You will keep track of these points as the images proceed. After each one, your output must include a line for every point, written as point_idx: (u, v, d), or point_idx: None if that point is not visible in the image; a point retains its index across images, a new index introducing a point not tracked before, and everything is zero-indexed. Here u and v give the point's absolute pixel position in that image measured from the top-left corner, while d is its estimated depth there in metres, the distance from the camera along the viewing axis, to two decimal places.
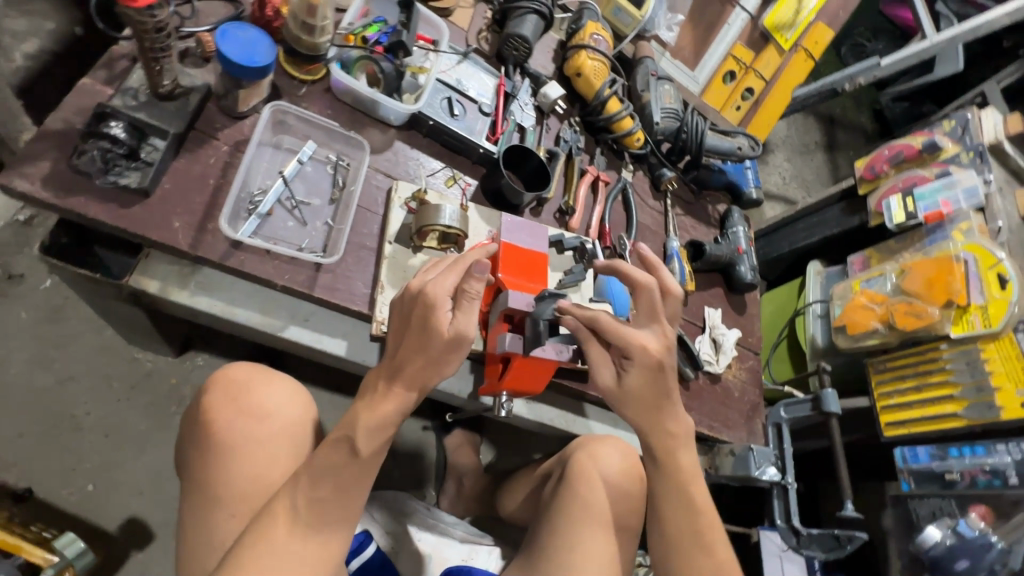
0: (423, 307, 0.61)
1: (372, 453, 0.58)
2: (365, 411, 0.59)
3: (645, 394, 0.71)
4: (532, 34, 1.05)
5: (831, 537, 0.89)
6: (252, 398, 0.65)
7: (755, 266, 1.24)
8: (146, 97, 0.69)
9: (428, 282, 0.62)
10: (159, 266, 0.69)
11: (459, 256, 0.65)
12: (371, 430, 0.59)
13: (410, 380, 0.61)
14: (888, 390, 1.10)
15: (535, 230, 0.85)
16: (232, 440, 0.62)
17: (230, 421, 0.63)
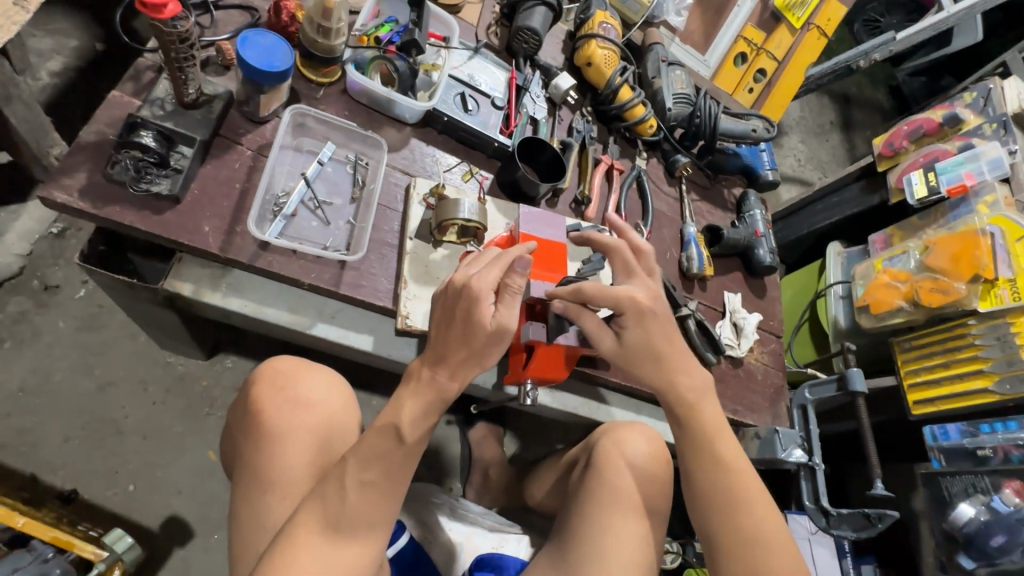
0: (467, 300, 0.62)
1: (416, 440, 0.60)
2: (411, 398, 0.61)
3: (649, 355, 0.74)
4: (541, 26, 1.06)
5: (861, 515, 0.88)
6: (299, 387, 0.67)
7: (775, 249, 1.23)
8: (172, 107, 0.71)
9: (471, 276, 0.64)
10: (192, 269, 0.71)
11: (502, 252, 0.66)
12: (417, 418, 0.60)
13: (450, 372, 0.63)
14: (915, 368, 1.10)
15: (554, 221, 0.87)
16: (282, 427, 0.64)
17: (280, 409, 0.65)
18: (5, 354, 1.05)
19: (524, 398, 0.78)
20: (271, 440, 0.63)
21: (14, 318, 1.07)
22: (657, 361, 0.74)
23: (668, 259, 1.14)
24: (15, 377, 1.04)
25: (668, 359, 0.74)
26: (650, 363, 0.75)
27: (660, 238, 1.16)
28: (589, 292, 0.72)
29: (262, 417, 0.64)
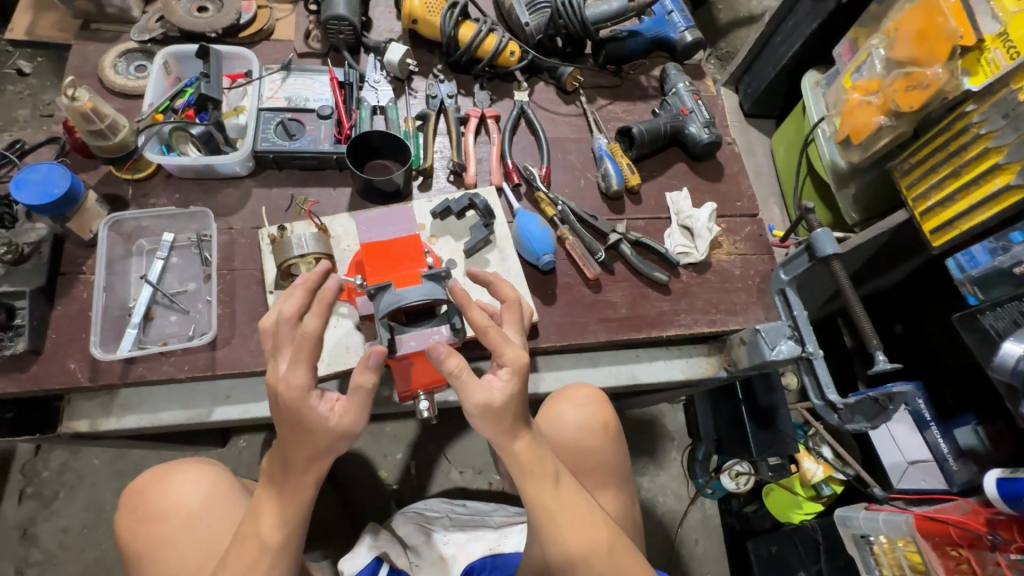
0: (290, 411, 0.55)
1: (282, 540, 0.59)
2: (269, 501, 0.59)
3: (490, 415, 0.60)
4: (350, 9, 0.96)
5: (871, 401, 0.73)
6: (152, 502, 0.69)
7: (710, 120, 1.04)
8: (4, 268, 0.74)
9: (281, 381, 0.56)
10: (83, 405, 0.75)
11: (297, 340, 0.56)
12: (271, 516, 0.59)
13: (303, 467, 0.58)
14: (922, 191, 0.87)
15: (401, 216, 0.79)
16: (152, 547, 0.67)
17: (142, 533, 0.68)
18: (64, 502, 1.20)
19: (421, 412, 0.71)
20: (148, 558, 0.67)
21: (59, 471, 1.22)
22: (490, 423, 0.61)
23: (585, 186, 1.00)
24: (77, 518, 1.19)
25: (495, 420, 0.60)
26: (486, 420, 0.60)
27: (569, 167, 1.02)
28: (489, 339, 0.61)
29: (135, 548, 0.68)
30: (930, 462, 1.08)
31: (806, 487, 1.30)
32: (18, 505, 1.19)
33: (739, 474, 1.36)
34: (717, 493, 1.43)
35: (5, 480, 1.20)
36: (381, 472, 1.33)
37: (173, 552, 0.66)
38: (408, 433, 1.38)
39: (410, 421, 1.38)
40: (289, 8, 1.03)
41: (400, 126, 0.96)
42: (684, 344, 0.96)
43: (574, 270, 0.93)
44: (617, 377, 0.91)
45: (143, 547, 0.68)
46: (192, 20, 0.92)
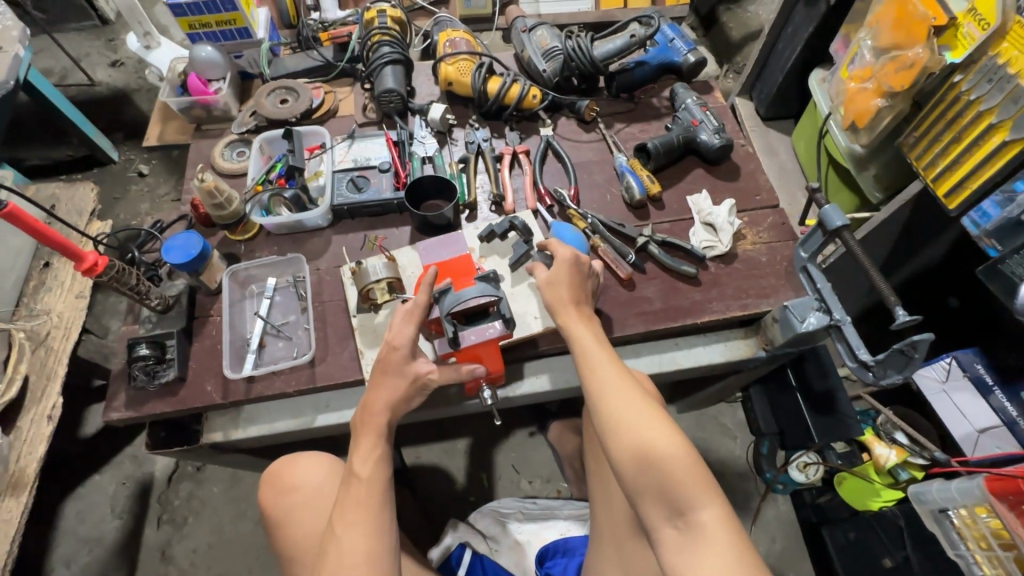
0: (397, 357, 0.77)
1: (370, 472, 0.74)
2: (359, 444, 0.76)
3: (563, 290, 0.84)
4: (397, 82, 1.17)
5: (896, 353, 0.76)
6: (286, 479, 0.85)
7: (719, 126, 1.14)
8: (156, 316, 0.95)
9: (394, 334, 0.78)
10: (217, 420, 0.93)
11: (412, 306, 0.78)
12: (361, 456, 0.75)
13: (379, 409, 0.78)
14: (930, 160, 0.92)
15: (451, 241, 1.00)
16: (285, 518, 0.82)
17: (280, 506, 0.83)
18: (192, 525, 1.39)
19: (485, 399, 0.85)
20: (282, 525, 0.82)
21: (187, 499, 1.42)
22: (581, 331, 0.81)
23: (611, 199, 1.13)
24: (203, 539, 1.38)
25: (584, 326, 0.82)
26: (577, 341, 0.80)
27: (595, 185, 1.15)
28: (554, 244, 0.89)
29: (275, 519, 0.83)
30: (1001, 428, 1.08)
31: (882, 475, 1.26)
32: (156, 529, 1.39)
33: (806, 464, 1.33)
34: (788, 487, 1.41)
35: (146, 509, 1.41)
36: (458, 485, 1.44)
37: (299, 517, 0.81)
38: (478, 447, 1.49)
39: (479, 435, 1.49)
40: (348, 90, 1.26)
41: (446, 170, 1.14)
42: (721, 330, 1.04)
43: (610, 273, 1.03)
44: (662, 366, 0.99)
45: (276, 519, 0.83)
46: (277, 110, 1.16)
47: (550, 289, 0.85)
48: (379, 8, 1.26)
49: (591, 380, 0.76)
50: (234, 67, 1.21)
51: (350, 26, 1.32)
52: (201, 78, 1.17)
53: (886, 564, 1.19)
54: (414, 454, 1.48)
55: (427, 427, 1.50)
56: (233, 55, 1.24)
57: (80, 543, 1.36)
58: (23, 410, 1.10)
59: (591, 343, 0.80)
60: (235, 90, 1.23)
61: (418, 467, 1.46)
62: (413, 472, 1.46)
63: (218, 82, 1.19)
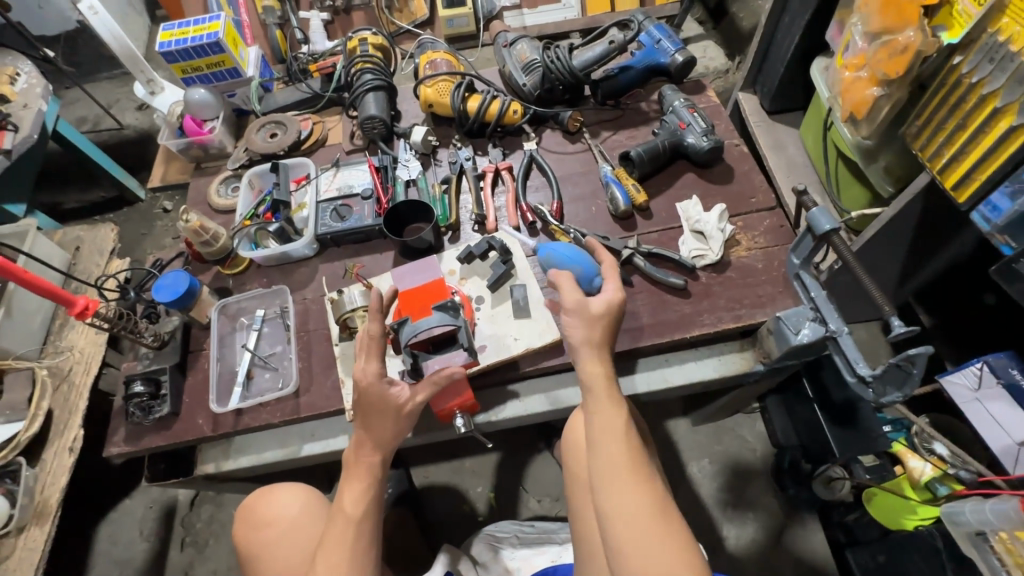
0: (370, 391, 0.76)
1: (361, 513, 0.76)
2: (350, 482, 0.77)
3: (593, 346, 0.77)
4: (378, 108, 1.18)
5: (894, 368, 0.70)
6: (263, 511, 0.92)
7: (708, 128, 1.09)
8: (152, 352, 0.98)
9: (361, 372, 0.78)
10: (210, 451, 0.96)
11: (368, 338, 0.78)
12: (352, 496, 0.76)
13: (371, 449, 0.78)
14: (935, 150, 0.84)
15: (426, 266, 1.01)
16: (264, 548, 0.90)
17: (257, 536, 0.91)
18: (213, 547, 1.44)
19: (457, 427, 0.84)
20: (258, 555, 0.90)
21: (208, 521, 1.47)
22: (605, 397, 0.73)
23: (596, 211, 1.09)
24: (223, 561, 1.42)
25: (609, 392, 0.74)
26: (598, 407, 0.73)
27: (580, 197, 1.12)
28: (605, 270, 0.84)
29: (252, 548, 0.91)
30: None
31: (919, 490, 1.17)
32: (180, 552, 1.45)
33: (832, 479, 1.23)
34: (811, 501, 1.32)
35: (170, 532, 1.47)
36: (466, 505, 1.43)
37: (274, 547, 0.89)
38: (486, 466, 1.47)
39: (486, 454, 1.48)
40: (336, 118, 1.29)
41: (429, 192, 1.14)
42: (715, 343, 0.98)
43: None
44: (651, 383, 0.95)
45: (254, 548, 0.91)
46: (266, 145, 1.19)
47: (583, 327, 0.78)
48: (362, 37, 1.28)
49: (601, 454, 0.69)
50: (228, 106, 1.26)
51: (337, 56, 1.35)
52: (196, 119, 1.22)
53: None
54: (423, 475, 1.48)
55: (434, 447, 1.50)
56: (226, 95, 1.29)
57: (112, 565, 1.44)
58: (48, 443, 1.17)
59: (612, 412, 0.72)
60: (230, 128, 1.28)
61: (427, 487, 1.46)
62: (423, 492, 1.46)
63: (212, 122, 1.24)
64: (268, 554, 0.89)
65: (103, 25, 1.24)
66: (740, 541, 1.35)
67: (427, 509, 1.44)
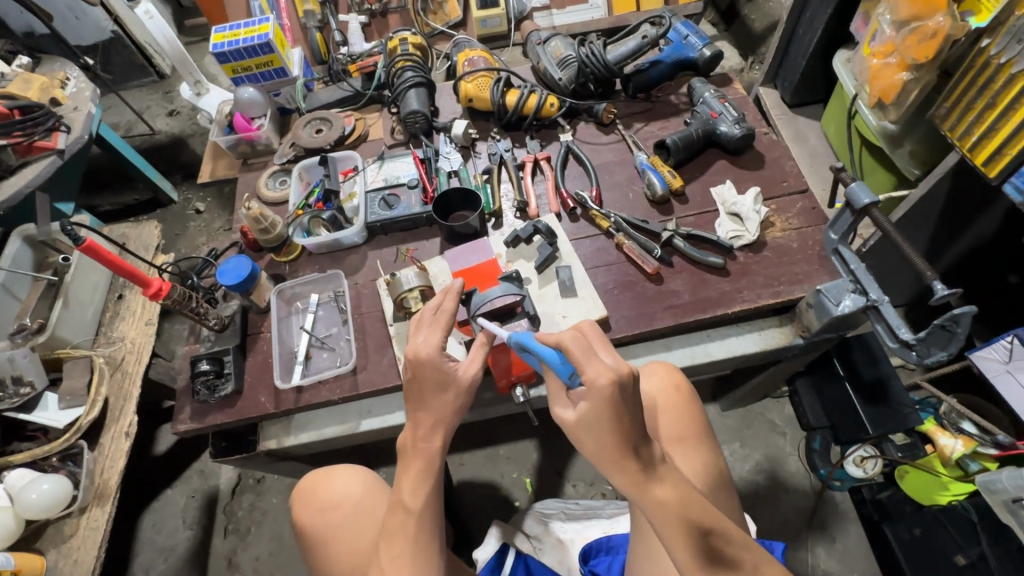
0: (432, 367, 0.74)
1: (421, 504, 0.74)
2: (406, 476, 0.76)
3: (614, 462, 0.63)
4: (420, 102, 1.23)
5: (938, 330, 0.73)
6: (322, 495, 0.90)
7: (739, 116, 1.13)
8: (215, 335, 1.03)
9: (420, 346, 0.76)
10: (272, 428, 1.00)
11: (437, 312, 0.77)
12: (413, 485, 0.75)
13: (429, 432, 0.77)
14: (964, 129, 0.89)
15: (477, 247, 1.06)
16: (323, 531, 0.87)
17: (317, 519, 0.88)
18: (255, 534, 1.47)
19: (517, 397, 0.88)
20: (316, 539, 0.88)
21: (249, 509, 1.51)
22: (659, 502, 0.63)
23: (634, 197, 1.14)
24: (266, 547, 1.46)
25: (652, 494, 0.63)
26: (657, 512, 0.63)
27: (616, 184, 1.17)
28: (574, 357, 0.64)
29: (312, 530, 0.89)
30: None
31: (950, 468, 1.20)
32: (223, 539, 1.48)
33: (864, 458, 1.25)
34: (845, 484, 1.31)
35: (213, 520, 1.50)
36: (501, 490, 1.47)
37: (334, 531, 0.87)
38: (521, 453, 1.51)
39: (520, 440, 1.52)
40: (377, 115, 1.34)
41: (471, 182, 1.19)
42: (755, 320, 1.02)
43: (636, 269, 1.04)
44: (694, 357, 0.99)
45: (312, 531, 0.89)
46: (312, 140, 1.25)
47: (583, 433, 0.65)
48: (401, 37, 1.35)
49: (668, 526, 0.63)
50: (274, 105, 1.32)
51: (376, 56, 1.41)
52: (245, 116, 1.29)
53: (960, 561, 1.11)
54: (458, 462, 1.51)
55: (469, 435, 1.54)
56: (272, 93, 1.35)
57: (157, 553, 1.47)
58: (105, 427, 1.22)
59: (663, 503, 0.63)
60: (276, 125, 1.33)
61: (463, 474, 1.50)
62: (458, 480, 1.49)
63: (260, 119, 1.30)
64: (327, 539, 0.87)
65: (156, 27, 1.32)
66: (776, 523, 1.36)
67: (464, 495, 1.47)
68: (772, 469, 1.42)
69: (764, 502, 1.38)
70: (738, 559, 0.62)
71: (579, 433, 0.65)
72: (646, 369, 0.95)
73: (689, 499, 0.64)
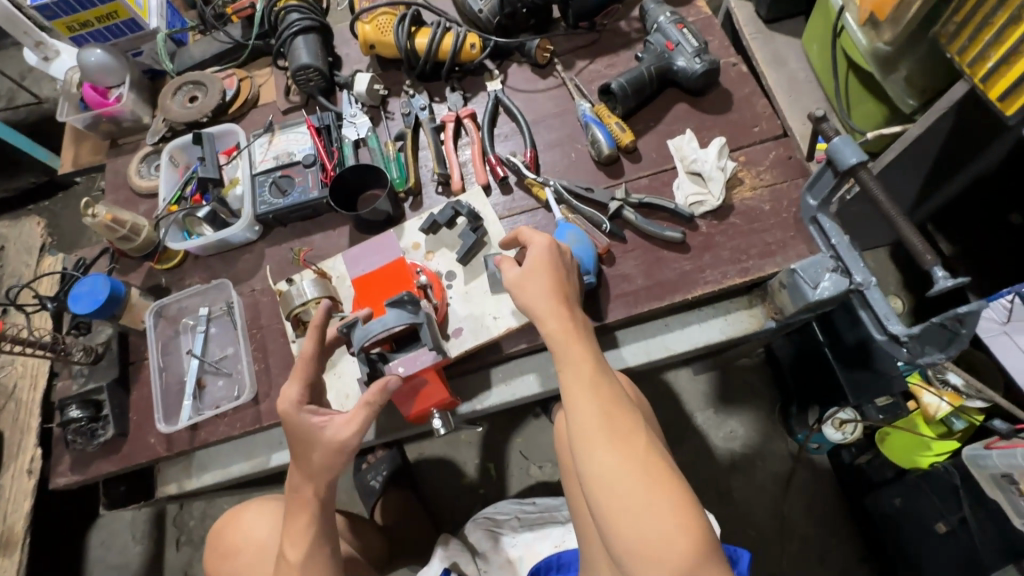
0: (287, 423, 0.64)
1: (302, 558, 0.62)
2: (288, 525, 0.64)
3: (548, 303, 0.68)
4: (311, 55, 1.00)
5: (938, 328, 0.59)
6: (230, 535, 0.79)
7: (700, 47, 0.92)
8: (88, 368, 0.87)
9: (281, 398, 0.65)
10: (170, 471, 0.86)
11: (301, 360, 0.67)
12: (293, 537, 0.64)
13: (306, 489, 0.64)
14: (977, 53, 0.71)
15: (383, 245, 0.87)
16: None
17: (228, 564, 0.77)
18: None
19: (437, 429, 0.72)
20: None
21: (201, 519, 1.42)
22: (574, 359, 0.64)
23: (576, 158, 0.95)
24: None
25: (575, 342, 0.65)
26: (572, 365, 0.64)
27: (556, 143, 0.97)
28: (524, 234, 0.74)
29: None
30: None
31: (933, 425, 1.10)
32: (176, 552, 1.40)
33: (843, 422, 1.17)
34: (823, 447, 1.25)
35: (164, 532, 1.42)
36: (463, 478, 1.39)
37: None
38: (483, 437, 1.41)
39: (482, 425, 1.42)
40: (267, 71, 1.10)
41: (381, 152, 0.97)
42: (720, 302, 0.87)
43: None
44: (669, 352, 0.85)
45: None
46: (185, 112, 1.02)
47: (520, 278, 0.70)
48: None
49: (579, 391, 0.62)
50: (134, 68, 1.07)
51: None
52: (97, 87, 1.04)
53: (940, 529, 1.05)
54: (418, 452, 1.42)
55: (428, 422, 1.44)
56: (131, 53, 1.12)
57: (108, 571, 1.40)
58: (3, 466, 1.08)
59: (592, 421, 0.60)
60: (143, 94, 1.09)
61: (423, 464, 1.41)
62: (419, 471, 1.41)
63: (118, 88, 1.06)
64: None
65: None
66: (751, 488, 1.31)
67: (426, 485, 1.39)
68: (747, 434, 1.35)
69: (738, 468, 1.32)
70: (633, 449, 0.58)
71: (523, 276, 0.69)
72: None
73: (639, 472, 0.57)
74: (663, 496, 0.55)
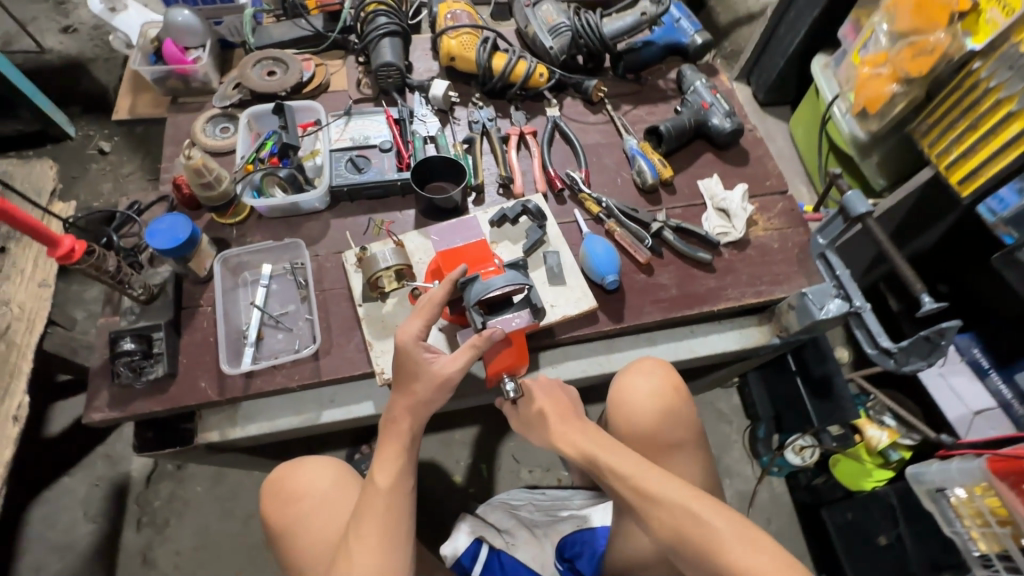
0: (404, 352, 0.72)
1: (392, 484, 0.69)
2: (381, 450, 0.71)
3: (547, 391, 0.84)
4: (395, 55, 1.09)
5: (923, 341, 0.77)
6: (288, 484, 0.80)
7: (730, 111, 1.12)
8: (140, 307, 0.87)
9: (401, 332, 0.73)
10: (212, 419, 0.86)
11: (426, 300, 0.74)
12: (381, 463, 0.70)
13: (402, 418, 0.72)
14: (944, 147, 0.95)
15: (467, 228, 0.91)
16: (292, 525, 0.77)
17: (286, 513, 0.78)
18: (175, 528, 1.31)
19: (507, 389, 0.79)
20: (283, 537, 0.77)
21: (168, 499, 1.33)
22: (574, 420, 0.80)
23: (622, 183, 1.10)
24: (188, 541, 1.30)
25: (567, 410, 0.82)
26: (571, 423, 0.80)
27: (604, 168, 1.11)
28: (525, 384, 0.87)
29: (277, 528, 0.78)
30: (996, 410, 1.12)
31: (874, 455, 1.27)
32: (135, 534, 1.30)
33: (802, 447, 1.32)
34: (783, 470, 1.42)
35: (123, 512, 1.32)
36: (453, 477, 1.42)
37: (304, 528, 0.76)
38: (477, 438, 1.46)
39: (477, 427, 1.47)
40: (340, 63, 1.18)
41: (450, 151, 1.07)
42: (735, 318, 1.03)
43: (626, 257, 1.01)
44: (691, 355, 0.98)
45: (279, 527, 0.78)
46: (266, 83, 1.07)
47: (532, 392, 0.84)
48: None
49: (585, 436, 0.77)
50: (215, 35, 1.12)
51: None
52: (177, 44, 1.07)
53: (881, 542, 1.22)
54: None
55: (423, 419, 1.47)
56: (212, 22, 1.18)
57: (51, 550, 1.27)
58: None
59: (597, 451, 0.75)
60: (215, 61, 1.14)
61: None
62: None
63: (196, 50, 1.10)
64: (295, 535, 0.77)
65: None
66: None
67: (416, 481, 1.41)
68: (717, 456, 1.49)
69: None
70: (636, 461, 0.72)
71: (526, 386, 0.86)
72: (643, 366, 0.90)
73: (651, 469, 0.70)
74: (671, 482, 0.69)
